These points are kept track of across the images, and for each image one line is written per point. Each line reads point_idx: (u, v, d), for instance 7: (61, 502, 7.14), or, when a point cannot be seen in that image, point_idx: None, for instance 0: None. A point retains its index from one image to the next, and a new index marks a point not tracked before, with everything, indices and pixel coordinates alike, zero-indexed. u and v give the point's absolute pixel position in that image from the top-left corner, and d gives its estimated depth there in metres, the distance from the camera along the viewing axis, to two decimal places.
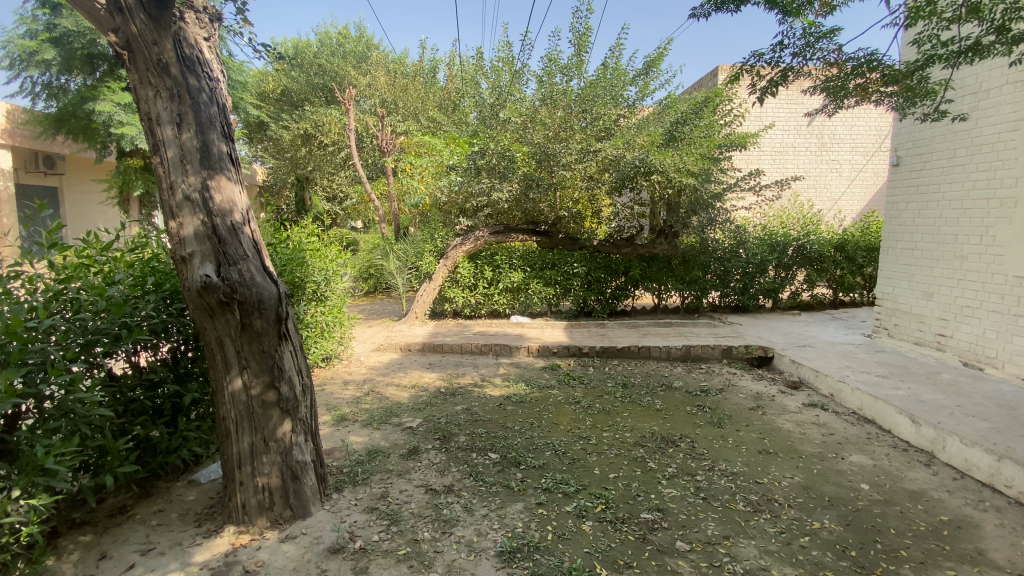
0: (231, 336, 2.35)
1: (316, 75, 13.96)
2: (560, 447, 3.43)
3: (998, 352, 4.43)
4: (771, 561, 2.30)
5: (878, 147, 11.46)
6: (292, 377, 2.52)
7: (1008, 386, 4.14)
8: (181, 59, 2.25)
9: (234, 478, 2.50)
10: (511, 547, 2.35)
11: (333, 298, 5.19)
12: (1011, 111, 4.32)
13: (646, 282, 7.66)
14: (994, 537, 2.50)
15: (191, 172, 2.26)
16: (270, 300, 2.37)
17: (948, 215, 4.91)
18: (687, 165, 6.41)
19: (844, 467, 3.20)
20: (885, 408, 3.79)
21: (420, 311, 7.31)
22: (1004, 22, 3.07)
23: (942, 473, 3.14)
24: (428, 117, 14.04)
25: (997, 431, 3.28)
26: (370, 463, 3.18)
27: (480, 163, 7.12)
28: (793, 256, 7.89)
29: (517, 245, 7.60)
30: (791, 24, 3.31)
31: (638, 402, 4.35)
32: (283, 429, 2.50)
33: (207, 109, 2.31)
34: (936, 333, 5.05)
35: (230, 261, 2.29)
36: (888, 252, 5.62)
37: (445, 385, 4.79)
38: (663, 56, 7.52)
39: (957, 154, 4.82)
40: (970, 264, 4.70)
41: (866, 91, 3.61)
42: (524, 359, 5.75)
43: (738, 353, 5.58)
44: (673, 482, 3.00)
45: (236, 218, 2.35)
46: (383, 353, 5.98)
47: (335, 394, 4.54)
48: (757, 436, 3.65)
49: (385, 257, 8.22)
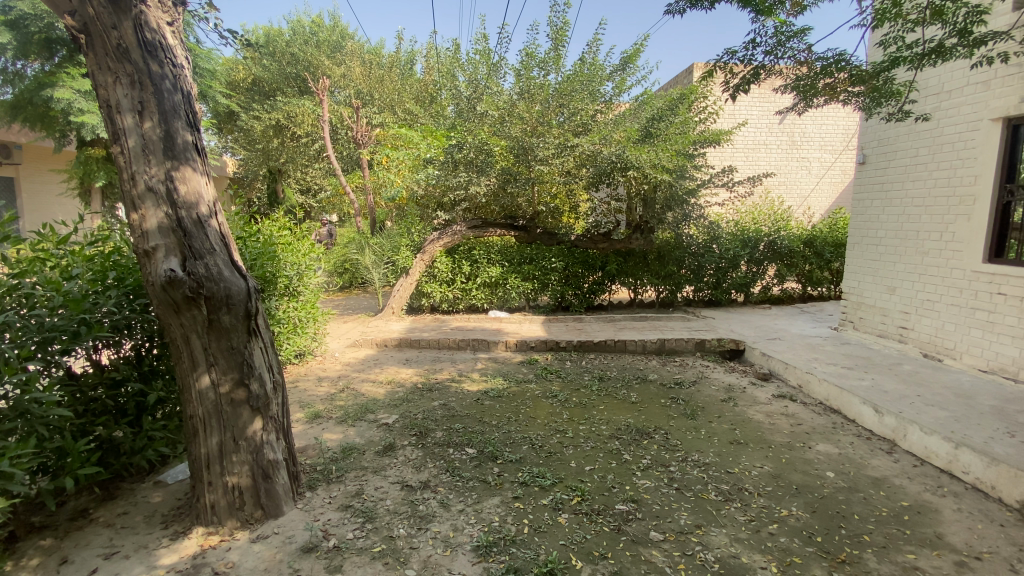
0: (198, 333, 2.28)
1: (289, 64, 13.56)
2: (536, 441, 3.45)
3: (956, 343, 4.64)
4: (740, 549, 2.36)
5: (845, 146, 11.82)
6: (262, 374, 2.46)
7: (965, 377, 4.33)
8: (142, 44, 2.15)
9: (202, 478, 2.43)
10: (487, 541, 2.36)
11: (305, 294, 5.08)
12: (971, 111, 4.49)
13: (623, 276, 7.76)
14: (951, 521, 2.62)
15: (153, 162, 2.18)
16: (239, 295, 2.32)
17: (911, 212, 5.08)
18: (663, 160, 6.48)
19: (811, 456, 3.30)
20: (850, 398, 3.92)
21: (397, 306, 7.26)
22: (966, 25, 3.20)
23: (903, 460, 3.27)
24: (404, 110, 13.69)
25: (954, 419, 3.42)
26: (345, 460, 3.13)
27: (457, 156, 7.05)
28: (764, 251, 8.05)
29: (495, 240, 7.57)
30: (764, 23, 3.40)
31: (614, 395, 4.40)
32: (254, 427, 2.45)
33: (170, 97, 2.22)
34: (898, 325, 5.25)
35: (197, 255, 2.21)
36: (854, 248, 5.81)
37: (422, 381, 4.74)
38: (639, 52, 7.53)
39: (920, 153, 5.00)
40: (931, 259, 4.89)
41: (834, 91, 3.73)
42: (502, 354, 5.75)
43: (711, 346, 5.71)
44: (647, 473, 3.05)
45: (202, 210, 2.27)
46: (358, 349, 5.87)
47: (309, 391, 4.46)
48: (728, 427, 3.74)
49: (362, 251, 8.12)
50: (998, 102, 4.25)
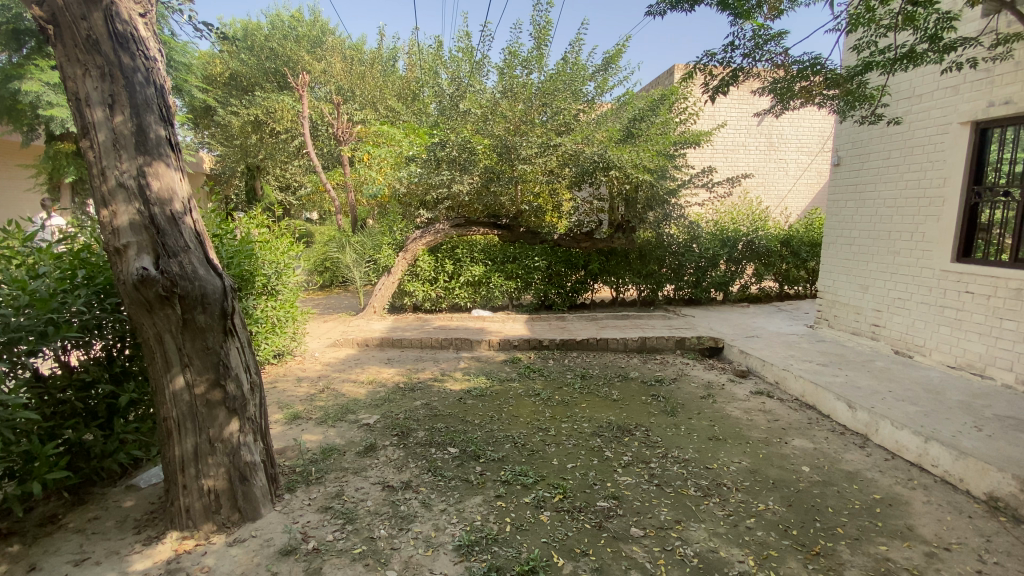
0: (172, 333, 2.23)
1: (268, 59, 13.31)
2: (519, 439, 3.46)
3: (926, 340, 4.78)
4: (719, 543, 2.40)
5: (821, 148, 12.10)
6: (238, 374, 2.42)
7: (934, 373, 4.47)
8: (113, 35, 2.08)
9: (176, 482, 2.38)
10: (469, 540, 2.35)
11: (285, 293, 4.99)
12: (941, 115, 4.63)
13: (605, 275, 7.82)
14: (922, 513, 2.70)
15: (125, 157, 2.12)
16: (214, 294, 2.27)
17: (883, 213, 5.22)
18: (644, 161, 6.53)
19: (787, 451, 3.37)
20: (825, 395, 4.02)
21: (379, 304, 7.20)
22: (936, 31, 3.30)
23: (875, 454, 3.37)
24: (387, 107, 13.53)
25: (924, 414, 3.54)
26: (325, 461, 3.10)
27: (440, 154, 7.01)
28: (743, 250, 8.19)
29: (478, 238, 7.55)
30: (742, 26, 3.48)
31: (597, 393, 4.43)
32: (230, 428, 2.40)
33: (143, 90, 2.15)
34: (871, 323, 5.39)
35: (170, 252, 2.16)
36: (830, 248, 5.95)
37: (404, 381, 4.70)
38: (621, 52, 7.58)
39: (892, 155, 5.13)
40: (901, 259, 5.03)
41: (810, 93, 3.81)
42: (485, 353, 5.74)
43: (690, 344, 5.79)
44: (628, 470, 3.08)
45: (176, 207, 2.22)
46: (339, 349, 5.80)
47: (288, 391, 4.40)
48: (707, 423, 3.80)
49: (342, 249, 8.03)
50: (967, 107, 4.39)
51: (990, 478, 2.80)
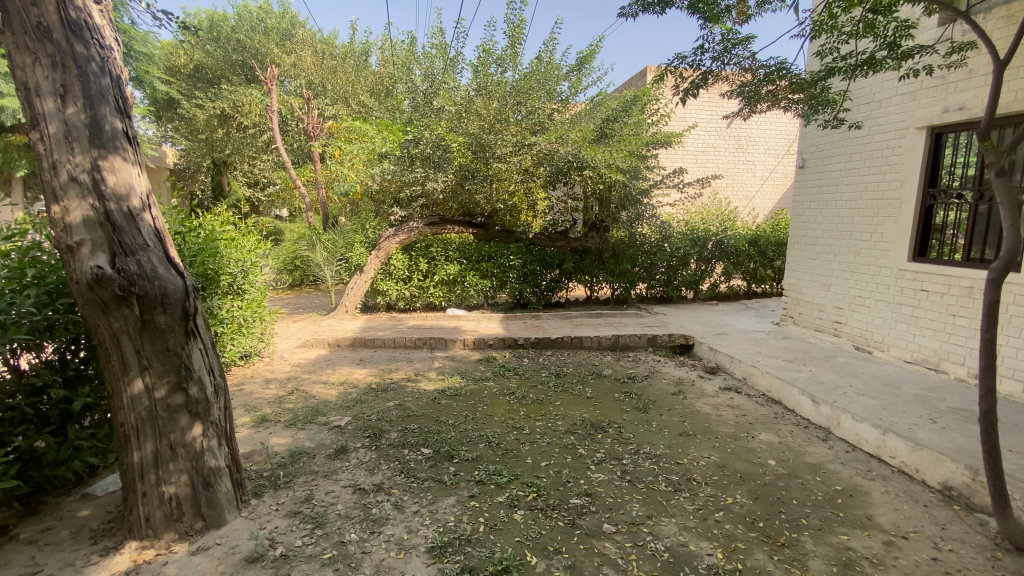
0: (129, 334, 2.13)
1: (234, 51, 12.92)
2: (493, 438, 3.45)
3: (884, 336, 4.98)
4: (689, 537, 2.44)
5: (787, 150, 12.48)
6: (201, 377, 2.33)
7: (892, 368, 4.66)
8: (66, 23, 1.98)
9: (135, 489, 2.28)
10: (442, 541, 2.33)
11: (251, 292, 4.84)
12: (899, 120, 4.82)
13: (579, 274, 7.88)
14: (880, 503, 2.81)
15: (77, 150, 2.01)
16: (176, 293, 2.19)
17: (845, 214, 5.42)
18: (617, 161, 6.61)
19: (754, 445, 3.47)
20: (790, 390, 4.14)
21: (351, 304, 7.08)
22: (894, 39, 3.44)
23: (837, 446, 3.49)
24: (359, 102, 13.28)
25: (882, 407, 3.68)
26: (294, 465, 3.02)
27: (414, 152, 6.95)
28: (712, 250, 8.38)
29: (452, 237, 7.49)
30: (711, 29, 3.55)
31: (570, 390, 4.47)
32: (193, 433, 2.32)
33: (97, 80, 2.05)
34: (833, 320, 5.59)
35: (128, 251, 2.07)
36: (795, 247, 6.14)
37: (377, 381, 4.64)
38: (595, 53, 7.63)
39: (853, 158, 5.32)
40: (862, 258, 5.22)
41: (776, 97, 3.93)
42: (459, 352, 5.70)
43: (662, 341, 5.88)
44: (601, 467, 3.11)
45: (134, 204, 2.12)
46: (308, 350, 5.68)
47: (255, 393, 4.28)
48: (678, 419, 3.88)
49: (313, 247, 7.87)
50: (923, 112, 4.58)
51: (944, 468, 2.92)
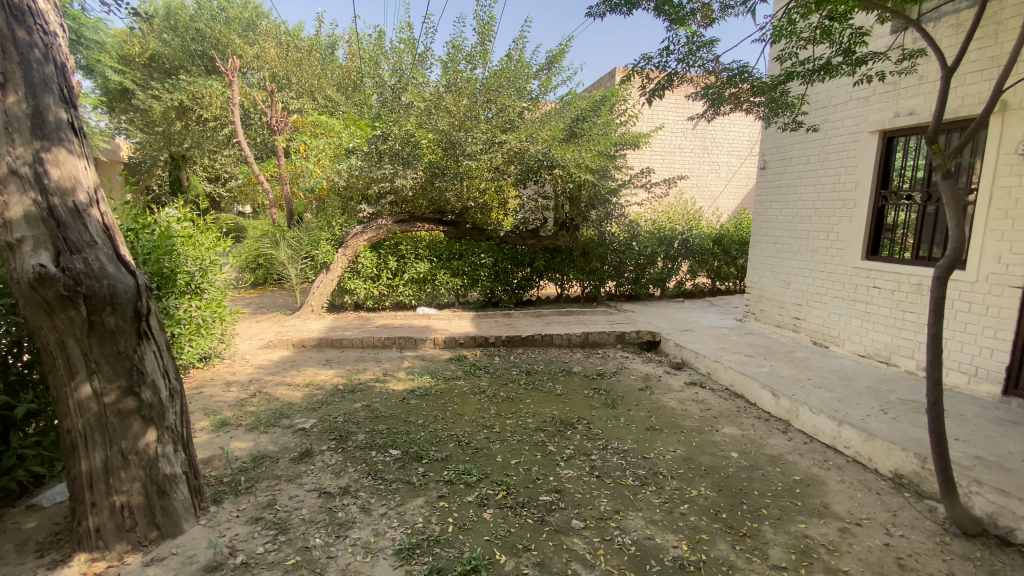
0: (76, 336, 2.02)
1: (193, 41, 12.40)
2: (463, 438, 3.43)
3: (840, 331, 5.20)
4: (655, 530, 2.49)
5: (749, 152, 12.87)
6: (155, 380, 2.24)
7: (847, 362, 4.87)
8: (6, 6, 1.86)
9: (84, 500, 2.17)
10: (410, 543, 2.30)
11: (211, 291, 4.65)
12: (854, 124, 5.03)
13: (550, 272, 7.92)
14: (836, 491, 2.94)
15: (18, 142, 1.89)
16: (126, 293, 2.08)
17: (803, 214, 5.62)
18: (586, 160, 6.68)
19: (718, 438, 3.56)
20: (752, 384, 4.28)
21: (317, 303, 6.91)
22: (850, 46, 3.58)
23: (796, 438, 3.63)
24: (326, 97, 12.95)
25: (838, 400, 3.84)
26: (256, 469, 2.93)
27: (382, 147, 6.84)
28: (679, 248, 8.56)
29: (422, 234, 7.40)
30: (677, 31, 3.63)
31: (541, 388, 4.49)
32: (146, 439, 2.22)
33: (41, 68, 1.93)
34: (793, 315, 5.80)
35: (73, 248, 1.95)
36: (757, 246, 6.34)
37: (344, 382, 4.56)
38: (564, 52, 7.67)
39: (811, 160, 5.52)
40: (819, 256, 5.43)
41: (739, 100, 4.04)
42: (429, 352, 5.64)
43: (630, 338, 5.98)
44: (570, 463, 3.13)
45: (80, 199, 2.01)
46: (272, 350, 5.52)
47: (215, 396, 4.13)
48: (645, 414, 3.95)
49: (277, 245, 7.63)
50: (876, 117, 4.79)
51: (895, 457, 3.07)
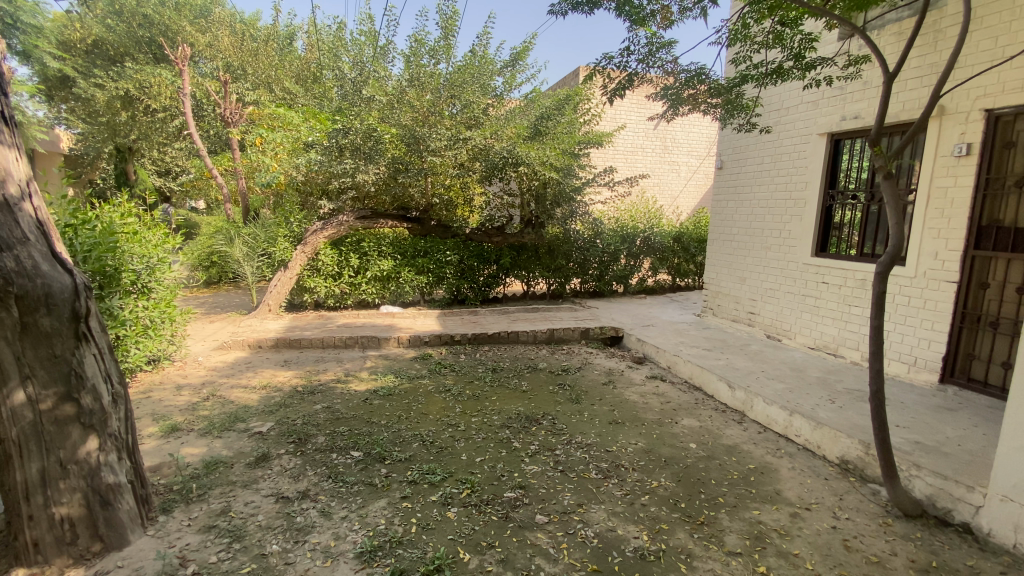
0: (5, 339, 1.88)
1: (140, 27, 11.71)
2: (428, 437, 3.40)
3: (792, 325, 5.43)
4: (617, 522, 2.54)
5: (707, 152, 13.26)
6: (96, 385, 2.12)
7: (798, 354, 5.09)
8: None
9: (19, 514, 2.03)
10: (372, 546, 2.27)
11: (159, 291, 4.42)
12: (804, 126, 5.25)
13: (516, 270, 7.95)
14: (787, 478, 3.07)
15: None
16: (63, 293, 1.96)
17: (758, 213, 5.84)
18: (550, 159, 6.72)
19: (677, 430, 3.67)
20: (709, 377, 4.42)
21: (274, 303, 6.69)
22: (800, 51, 3.71)
23: (750, 428, 3.77)
24: (284, 89, 12.51)
25: (789, 390, 4.02)
26: (209, 476, 2.82)
27: (343, 142, 6.66)
28: (641, 246, 8.73)
29: (386, 231, 7.31)
30: (637, 32, 3.70)
31: (506, 385, 4.50)
32: (87, 448, 2.09)
33: None
34: (748, 310, 6.02)
35: (4, 245, 1.82)
36: (714, 244, 6.54)
37: (303, 384, 4.43)
38: (528, 50, 7.68)
39: (765, 161, 5.74)
40: (772, 253, 5.66)
41: (697, 100, 4.16)
42: (393, 351, 5.55)
43: (594, 334, 6.08)
44: (535, 459, 3.16)
45: (11, 192, 1.87)
46: (227, 352, 5.31)
47: (165, 401, 3.94)
48: (608, 408, 4.02)
49: (231, 242, 7.32)
50: (824, 120, 5.02)
51: (841, 444, 3.23)
